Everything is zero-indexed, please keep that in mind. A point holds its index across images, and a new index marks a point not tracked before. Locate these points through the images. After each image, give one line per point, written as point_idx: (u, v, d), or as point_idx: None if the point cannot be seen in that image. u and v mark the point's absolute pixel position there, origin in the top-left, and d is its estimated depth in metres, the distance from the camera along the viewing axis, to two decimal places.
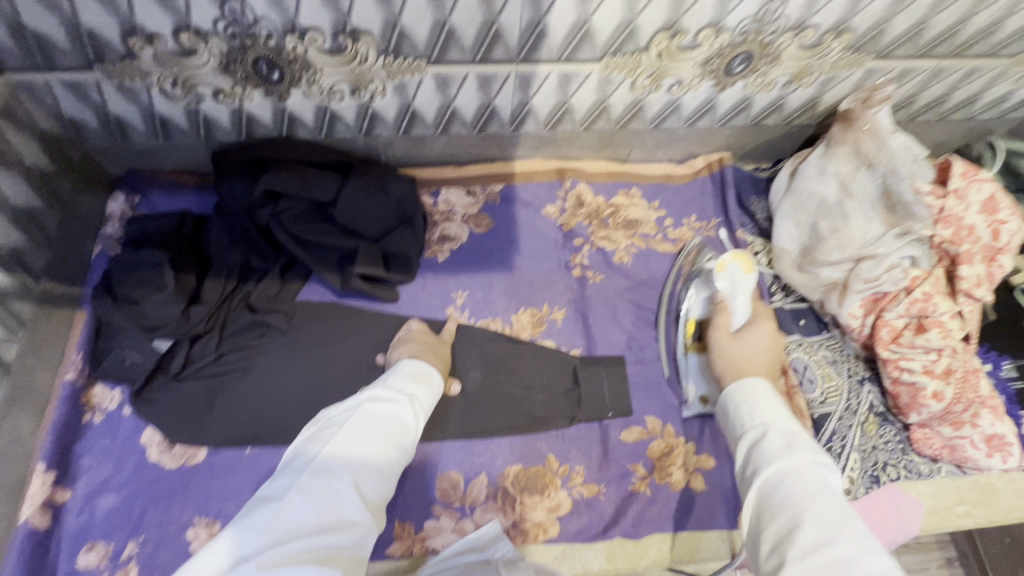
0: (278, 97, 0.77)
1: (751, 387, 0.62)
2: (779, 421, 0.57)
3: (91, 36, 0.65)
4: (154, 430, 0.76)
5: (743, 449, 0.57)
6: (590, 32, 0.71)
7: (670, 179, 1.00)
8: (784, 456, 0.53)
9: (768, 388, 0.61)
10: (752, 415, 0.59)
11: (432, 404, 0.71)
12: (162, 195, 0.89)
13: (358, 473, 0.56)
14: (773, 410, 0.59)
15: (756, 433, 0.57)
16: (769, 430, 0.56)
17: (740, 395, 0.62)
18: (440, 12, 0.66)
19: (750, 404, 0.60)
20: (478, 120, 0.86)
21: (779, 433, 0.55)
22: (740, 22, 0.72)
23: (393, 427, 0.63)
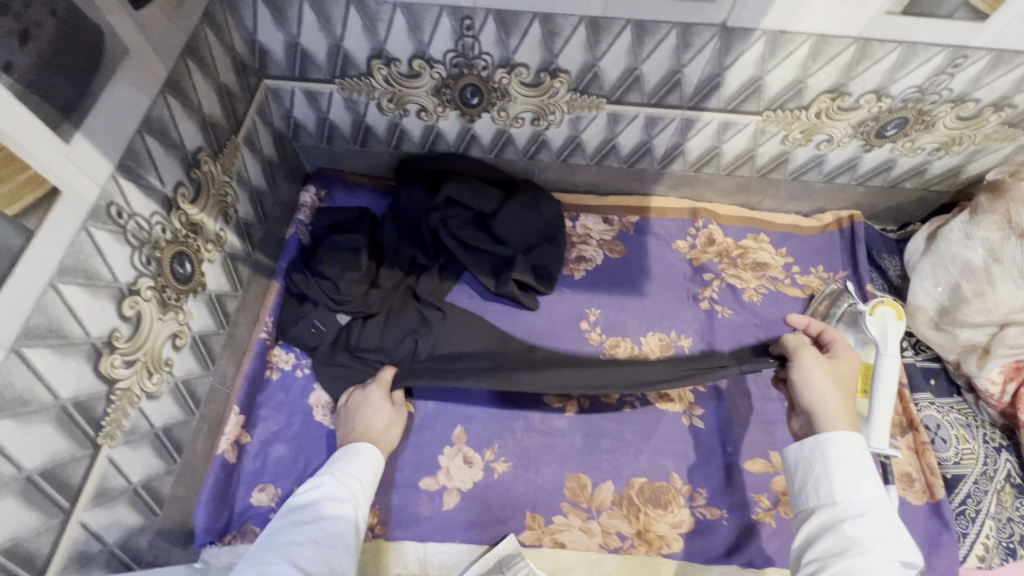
0: (469, 118, 0.88)
1: (849, 439, 0.61)
2: (877, 501, 0.58)
3: (344, 56, 0.78)
4: (320, 394, 0.85)
5: (827, 514, 0.58)
6: (761, 88, 0.79)
7: (798, 229, 1.04)
8: (877, 548, 0.54)
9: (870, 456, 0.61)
10: (844, 486, 0.59)
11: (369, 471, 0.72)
12: (344, 192, 1.01)
13: (290, 552, 0.59)
14: (871, 487, 0.59)
15: (848, 511, 0.57)
16: (870, 513, 0.57)
17: (835, 448, 0.61)
18: (634, 61, 0.76)
19: (845, 475, 0.59)
20: (632, 156, 0.94)
21: (878, 517, 0.56)
22: (904, 90, 0.78)
23: (325, 506, 0.65)
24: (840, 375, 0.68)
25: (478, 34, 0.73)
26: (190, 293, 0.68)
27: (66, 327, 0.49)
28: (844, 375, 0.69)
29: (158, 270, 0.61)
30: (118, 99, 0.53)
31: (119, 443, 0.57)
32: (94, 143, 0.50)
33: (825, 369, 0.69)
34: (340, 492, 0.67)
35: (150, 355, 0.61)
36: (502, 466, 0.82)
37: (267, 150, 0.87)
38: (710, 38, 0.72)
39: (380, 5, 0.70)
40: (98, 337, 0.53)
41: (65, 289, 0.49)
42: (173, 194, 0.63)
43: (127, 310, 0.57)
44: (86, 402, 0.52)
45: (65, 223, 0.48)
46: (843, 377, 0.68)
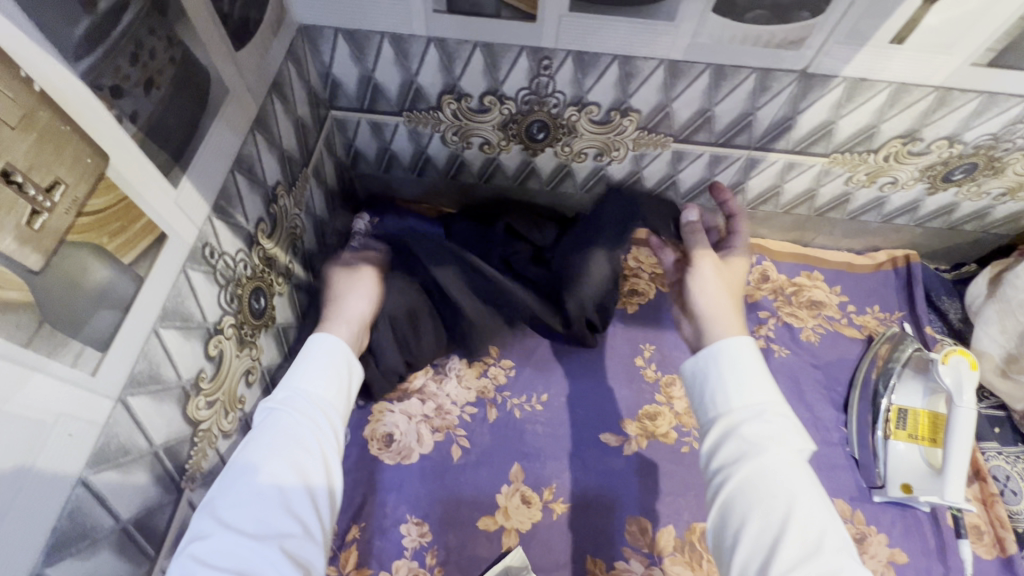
0: (531, 152, 0.88)
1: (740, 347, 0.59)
2: (765, 402, 0.55)
3: (416, 91, 0.78)
4: (376, 427, 0.85)
5: (723, 423, 0.55)
6: (832, 131, 0.78)
7: (853, 267, 1.03)
8: (772, 445, 0.52)
9: (755, 352, 0.59)
10: (736, 392, 0.56)
11: (325, 380, 0.55)
12: (394, 219, 0.99)
13: (241, 514, 0.45)
14: (761, 384, 0.56)
15: (744, 416, 0.55)
16: (765, 412, 0.54)
17: (725, 348, 0.59)
18: (708, 102, 0.75)
19: (735, 379, 0.57)
20: (690, 192, 0.94)
21: (770, 414, 0.54)
22: (977, 137, 0.77)
23: (279, 430, 0.50)
24: (726, 282, 0.72)
25: (555, 73, 0.73)
26: (262, 327, 0.67)
27: (163, 372, 0.48)
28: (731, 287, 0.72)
29: (239, 307, 0.61)
30: (217, 140, 0.53)
31: (198, 485, 0.56)
32: (196, 186, 0.50)
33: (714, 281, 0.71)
34: (292, 415, 0.52)
35: (228, 394, 0.61)
36: (561, 507, 0.81)
37: (329, 179, 0.87)
38: (789, 83, 0.71)
39: (460, 44, 0.70)
40: (188, 380, 0.52)
41: (164, 334, 0.48)
42: (255, 230, 0.63)
43: (212, 350, 0.56)
44: (173, 446, 0.51)
45: (169, 267, 0.48)
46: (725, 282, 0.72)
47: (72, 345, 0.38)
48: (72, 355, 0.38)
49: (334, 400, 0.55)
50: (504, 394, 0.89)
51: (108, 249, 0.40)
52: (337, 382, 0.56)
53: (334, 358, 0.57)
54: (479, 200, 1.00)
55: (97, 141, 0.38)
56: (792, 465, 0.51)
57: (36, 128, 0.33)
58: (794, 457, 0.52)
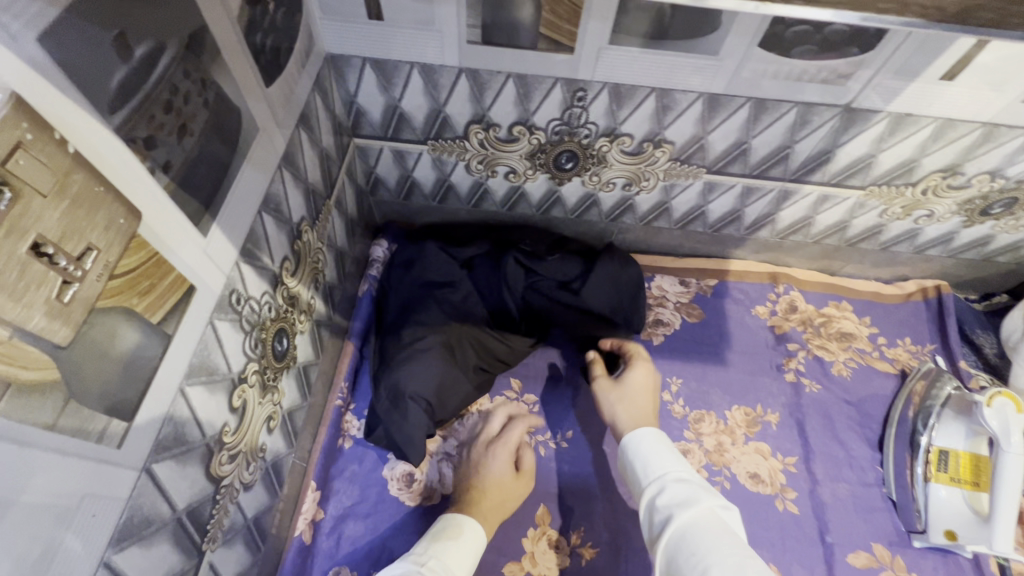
0: (558, 181, 0.85)
1: (649, 438, 0.66)
2: (670, 470, 0.62)
3: (443, 120, 0.75)
4: (394, 466, 0.80)
5: (645, 504, 0.61)
6: (871, 165, 0.76)
7: (882, 297, 1.00)
8: (680, 505, 0.57)
9: (657, 435, 0.67)
10: (646, 469, 0.63)
11: (466, 563, 0.64)
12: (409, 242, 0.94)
13: None
14: (666, 458, 0.64)
15: (654, 487, 0.61)
16: (669, 479, 0.60)
17: (632, 440, 0.67)
18: (745, 135, 0.73)
19: (644, 458, 0.65)
20: (720, 222, 0.92)
21: (672, 479, 0.60)
22: (1021, 172, 0.75)
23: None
24: (629, 390, 0.79)
25: (589, 105, 0.71)
26: (284, 369, 0.64)
27: (188, 433, 0.45)
28: (638, 394, 0.78)
29: (262, 352, 0.58)
30: (246, 181, 0.50)
31: (219, 544, 0.53)
32: (226, 232, 0.47)
33: (619, 392, 0.79)
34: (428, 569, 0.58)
35: (249, 444, 0.57)
36: (590, 552, 0.77)
37: (350, 208, 0.85)
38: (831, 117, 0.69)
39: (492, 74, 0.68)
40: (212, 436, 0.49)
41: (191, 392, 0.45)
42: (279, 269, 0.60)
43: (235, 401, 0.53)
44: (195, 509, 0.48)
45: (196, 321, 0.45)
46: (634, 389, 0.79)
47: (99, 418, 0.34)
48: (98, 428, 0.35)
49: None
50: (527, 431, 0.86)
51: (137, 309, 0.37)
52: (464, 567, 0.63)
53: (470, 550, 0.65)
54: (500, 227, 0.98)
55: (129, 197, 0.35)
56: (701, 516, 0.55)
57: (69, 193, 0.30)
58: (705, 508, 0.56)
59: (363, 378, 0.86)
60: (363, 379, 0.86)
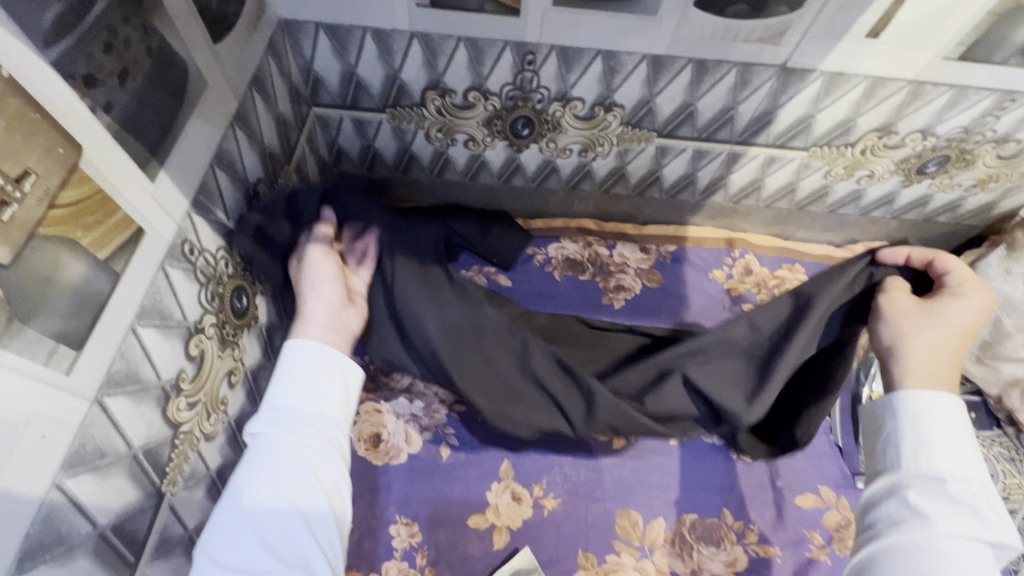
0: (516, 149, 0.88)
1: (954, 413, 0.60)
2: (967, 476, 0.56)
3: (399, 86, 0.77)
4: (362, 427, 0.83)
5: (899, 480, 0.58)
6: (811, 125, 0.80)
7: (832, 260, 1.05)
8: (943, 521, 0.53)
9: (951, 412, 0.59)
10: (927, 454, 0.58)
11: (304, 394, 0.62)
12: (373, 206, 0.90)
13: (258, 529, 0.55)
14: (964, 459, 0.57)
15: (925, 480, 0.57)
16: (966, 484, 0.55)
17: (923, 398, 0.60)
18: (690, 97, 0.76)
19: (942, 443, 0.58)
20: (675, 187, 0.95)
21: (956, 487, 0.55)
22: (950, 130, 0.79)
23: (277, 453, 0.57)
24: (935, 322, 0.64)
25: (539, 68, 0.73)
26: (245, 327, 0.66)
27: (143, 372, 0.47)
28: (956, 328, 0.64)
29: (220, 306, 0.59)
30: (196, 133, 0.52)
31: (179, 488, 0.55)
32: (175, 182, 0.49)
33: (927, 317, 0.64)
34: (284, 435, 0.58)
35: (209, 396, 0.59)
36: (552, 503, 0.80)
37: (313, 177, 0.86)
38: (769, 78, 0.73)
39: (444, 39, 0.70)
40: (168, 381, 0.51)
41: (143, 333, 0.47)
42: (236, 227, 0.62)
43: (193, 350, 0.54)
44: (153, 450, 0.50)
45: (146, 265, 0.46)
46: (954, 324, 0.64)
47: (46, 342, 0.36)
48: (45, 352, 0.36)
49: (326, 412, 0.62)
50: None
51: (83, 244, 0.39)
52: (330, 395, 0.63)
53: (318, 364, 0.63)
54: (464, 200, 1.00)
55: (70, 132, 0.37)
56: (960, 546, 0.52)
57: (4, 116, 0.32)
58: (972, 540, 0.53)
59: None
60: None
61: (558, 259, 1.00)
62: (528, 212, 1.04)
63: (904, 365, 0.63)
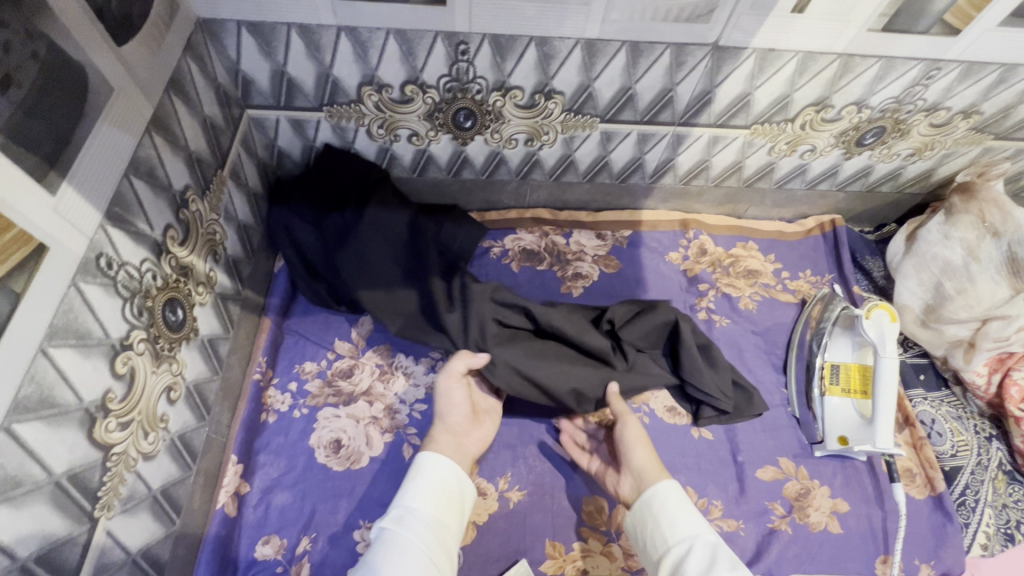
0: (461, 141, 0.86)
1: (666, 488, 0.69)
2: (698, 531, 0.64)
3: (334, 83, 0.75)
4: (321, 434, 0.79)
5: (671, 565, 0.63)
6: (749, 103, 0.81)
7: (784, 235, 1.06)
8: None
9: (675, 491, 0.69)
10: (672, 527, 0.65)
11: (434, 489, 0.68)
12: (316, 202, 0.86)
13: None
14: (689, 518, 0.65)
15: (682, 548, 0.63)
16: (694, 544, 0.62)
17: (660, 491, 0.69)
18: (628, 80, 0.76)
19: (667, 515, 0.66)
20: (624, 171, 0.95)
21: (699, 546, 0.62)
22: (882, 101, 0.81)
23: (410, 550, 0.60)
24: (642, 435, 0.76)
25: (473, 58, 0.72)
26: (182, 340, 0.64)
27: (59, 395, 0.45)
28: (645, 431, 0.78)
29: (151, 320, 0.57)
30: (103, 141, 0.49)
31: (116, 512, 0.53)
32: (80, 192, 0.47)
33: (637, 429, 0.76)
34: (412, 535, 0.62)
35: (146, 414, 0.57)
36: (517, 495, 0.80)
37: (252, 181, 0.84)
38: (703, 57, 0.73)
39: (372, 32, 0.68)
40: (92, 402, 0.49)
41: (56, 354, 0.44)
42: (163, 238, 0.59)
43: (121, 367, 0.52)
44: (80, 474, 0.48)
45: (55, 282, 0.44)
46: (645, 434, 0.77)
47: None
48: None
49: (444, 517, 0.66)
50: None
51: None
52: (440, 496, 0.68)
53: (441, 481, 0.69)
54: (415, 197, 0.99)
55: None
56: None
57: None
58: None
59: (283, 353, 0.86)
60: (283, 354, 0.86)
61: (515, 251, 1.00)
62: (481, 204, 1.03)
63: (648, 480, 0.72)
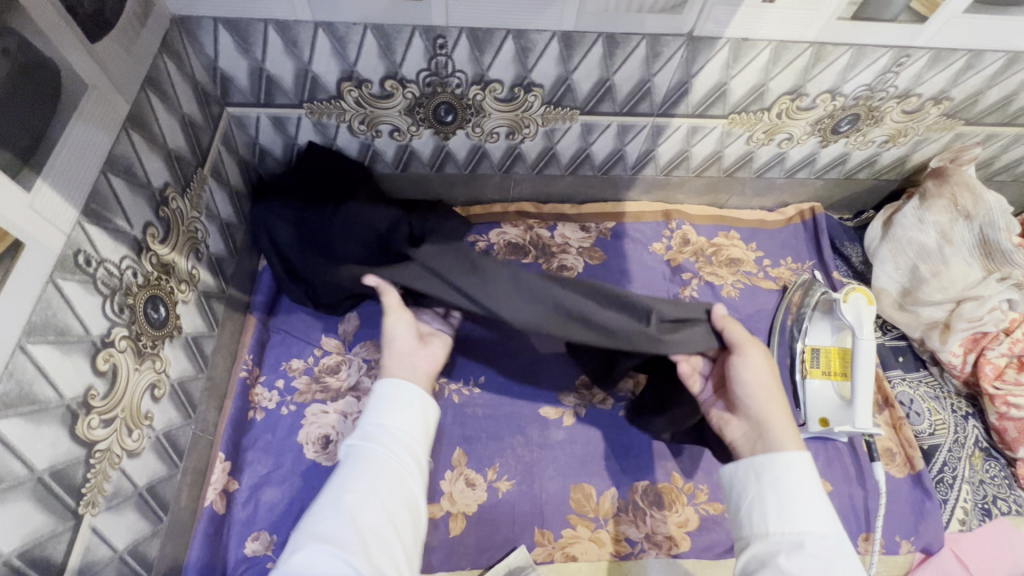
0: (443, 136, 0.87)
1: (794, 465, 0.58)
2: (816, 531, 0.54)
3: (313, 80, 0.75)
4: (310, 430, 0.80)
5: (765, 545, 0.56)
6: (726, 92, 0.82)
7: (765, 224, 1.08)
8: None
9: (804, 469, 0.58)
10: (782, 513, 0.56)
11: (399, 409, 0.66)
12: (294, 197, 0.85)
13: (338, 531, 0.55)
14: (810, 510, 0.56)
15: (787, 542, 0.54)
16: (806, 540, 0.54)
17: (782, 461, 0.59)
18: (606, 72, 0.77)
19: (781, 497, 0.57)
20: (606, 163, 0.96)
21: (811, 547, 0.53)
22: (855, 89, 0.83)
23: (374, 471, 0.61)
24: (762, 384, 0.65)
25: (451, 52, 0.73)
26: (166, 338, 0.64)
27: (38, 391, 0.45)
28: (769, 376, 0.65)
29: (132, 317, 0.57)
30: (78, 140, 0.49)
31: (101, 509, 0.53)
32: (58, 191, 0.47)
33: (760, 375, 0.65)
34: (379, 451, 0.62)
35: (129, 411, 0.57)
36: (505, 485, 0.81)
37: (234, 180, 0.84)
38: (678, 48, 0.74)
39: (349, 27, 0.69)
40: (73, 399, 0.49)
41: (35, 350, 0.45)
42: (142, 235, 0.60)
43: (102, 364, 0.52)
44: (63, 470, 0.48)
45: (31, 279, 0.44)
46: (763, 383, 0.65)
47: None
48: None
49: (413, 430, 0.66)
50: (440, 381, 0.88)
51: None
52: (407, 413, 0.66)
53: (406, 398, 0.67)
54: (400, 193, 0.99)
55: None
56: None
57: None
58: None
59: (270, 350, 0.86)
60: (269, 352, 0.86)
61: (500, 245, 1.01)
62: (466, 199, 1.04)
63: (767, 436, 0.62)
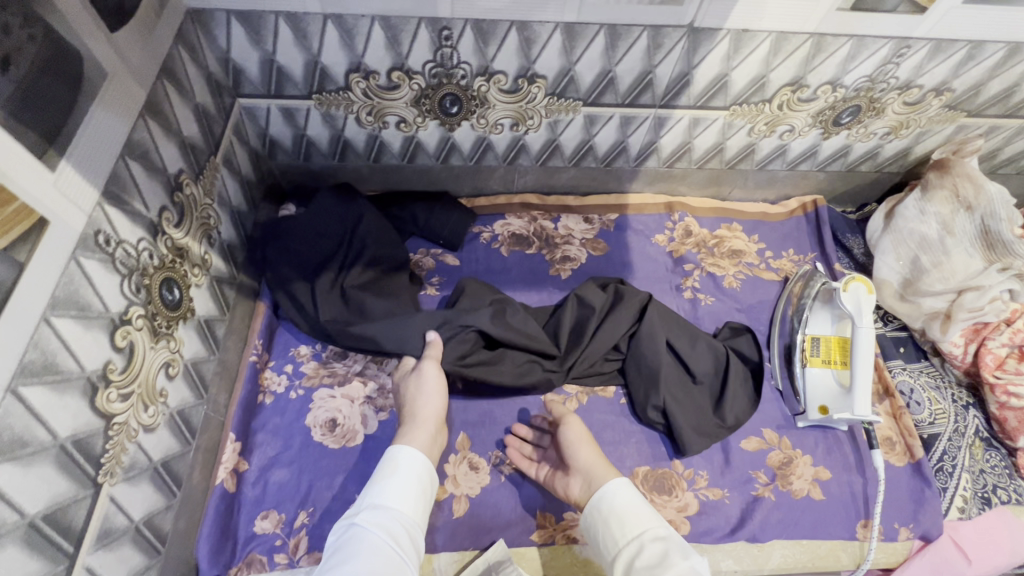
0: (448, 128, 0.89)
1: (620, 487, 0.66)
2: (651, 528, 0.61)
3: (322, 71, 0.77)
4: (317, 414, 0.81)
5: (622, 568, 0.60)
6: (727, 84, 0.83)
7: (768, 216, 1.09)
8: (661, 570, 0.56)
9: (630, 491, 0.66)
10: (623, 527, 0.62)
11: (406, 490, 0.64)
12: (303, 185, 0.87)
13: None
14: (640, 514, 0.63)
15: (633, 547, 0.60)
16: (641, 541, 0.60)
17: (609, 491, 0.66)
18: (608, 63, 0.78)
19: (618, 513, 0.63)
20: (609, 154, 0.97)
21: (648, 542, 0.60)
22: (856, 80, 0.84)
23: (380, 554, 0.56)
24: (578, 435, 0.75)
25: (457, 44, 0.75)
26: (180, 319, 0.67)
27: (62, 362, 0.47)
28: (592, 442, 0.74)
29: (149, 297, 0.60)
30: (98, 126, 0.52)
31: (119, 480, 0.56)
32: (80, 172, 0.49)
33: (580, 434, 0.75)
34: (381, 534, 0.58)
35: (145, 387, 0.59)
36: (508, 469, 0.82)
37: (245, 169, 0.86)
38: (679, 39, 0.75)
39: (357, 19, 0.71)
40: (93, 371, 0.51)
41: (59, 323, 0.47)
42: (158, 219, 0.62)
43: (120, 341, 0.55)
44: (83, 440, 0.50)
45: (55, 254, 0.46)
46: (578, 439, 0.75)
47: None
48: None
49: (415, 516, 0.63)
50: None
51: None
52: (413, 498, 0.64)
53: (417, 480, 0.66)
54: (405, 184, 1.01)
55: None
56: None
57: None
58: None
59: (279, 336, 0.88)
60: (278, 338, 0.88)
61: (505, 235, 1.01)
62: (471, 191, 1.05)
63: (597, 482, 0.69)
